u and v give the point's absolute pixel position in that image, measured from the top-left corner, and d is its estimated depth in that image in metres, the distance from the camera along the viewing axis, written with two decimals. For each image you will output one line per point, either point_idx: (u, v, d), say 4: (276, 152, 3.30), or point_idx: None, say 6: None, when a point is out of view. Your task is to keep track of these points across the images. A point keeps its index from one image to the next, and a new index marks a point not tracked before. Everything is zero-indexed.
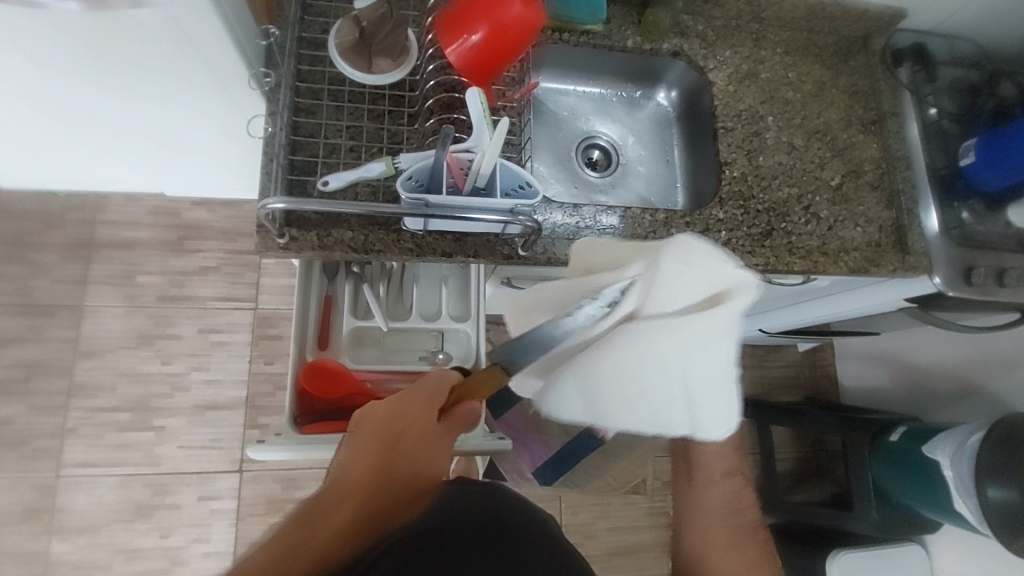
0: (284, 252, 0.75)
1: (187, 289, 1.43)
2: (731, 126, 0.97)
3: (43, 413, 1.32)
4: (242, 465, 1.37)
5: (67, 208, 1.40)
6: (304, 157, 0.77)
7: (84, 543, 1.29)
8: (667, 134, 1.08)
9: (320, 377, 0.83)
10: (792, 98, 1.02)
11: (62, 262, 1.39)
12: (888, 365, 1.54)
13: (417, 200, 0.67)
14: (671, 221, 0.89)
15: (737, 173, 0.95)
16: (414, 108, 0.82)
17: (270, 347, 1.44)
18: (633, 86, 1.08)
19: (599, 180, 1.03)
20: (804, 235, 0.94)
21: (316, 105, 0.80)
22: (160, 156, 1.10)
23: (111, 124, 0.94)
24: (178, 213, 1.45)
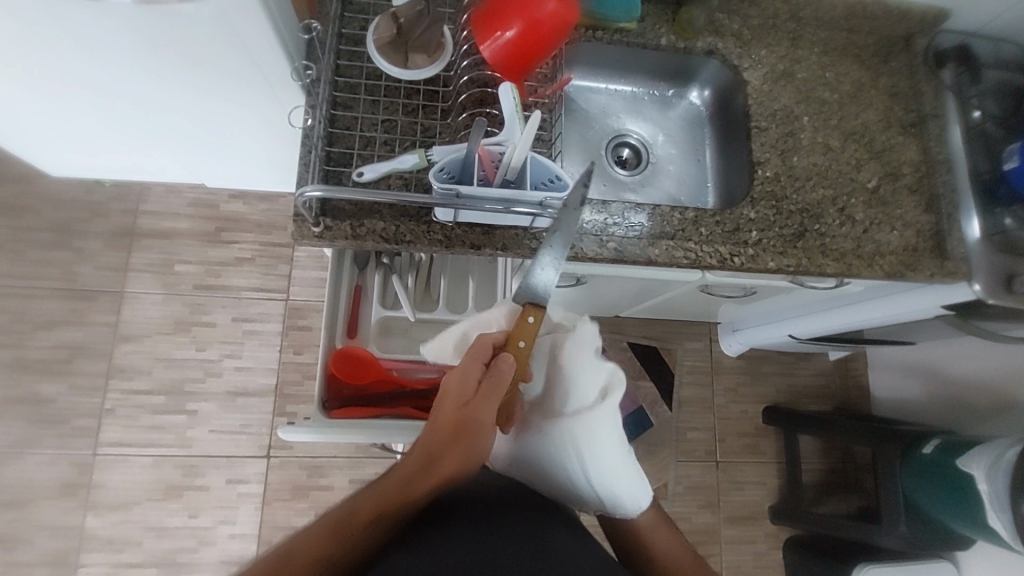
0: (319, 241, 0.77)
1: (222, 278, 1.48)
2: (766, 125, 0.96)
3: (85, 393, 1.38)
4: (270, 451, 1.41)
5: (111, 198, 1.47)
6: (340, 149, 0.79)
7: (118, 519, 1.34)
8: (699, 134, 1.08)
9: (349, 363, 0.85)
10: (829, 98, 1.00)
11: (105, 249, 1.45)
12: (923, 376, 1.49)
13: (449, 190, 0.68)
14: (701, 219, 0.89)
15: (770, 173, 0.94)
16: (448, 104, 0.83)
17: (300, 338, 1.47)
18: (666, 85, 1.07)
19: (629, 179, 1.03)
20: (838, 238, 0.92)
21: (353, 99, 0.82)
22: (200, 148, 1.14)
23: (157, 115, 0.99)
24: (216, 206, 1.50)
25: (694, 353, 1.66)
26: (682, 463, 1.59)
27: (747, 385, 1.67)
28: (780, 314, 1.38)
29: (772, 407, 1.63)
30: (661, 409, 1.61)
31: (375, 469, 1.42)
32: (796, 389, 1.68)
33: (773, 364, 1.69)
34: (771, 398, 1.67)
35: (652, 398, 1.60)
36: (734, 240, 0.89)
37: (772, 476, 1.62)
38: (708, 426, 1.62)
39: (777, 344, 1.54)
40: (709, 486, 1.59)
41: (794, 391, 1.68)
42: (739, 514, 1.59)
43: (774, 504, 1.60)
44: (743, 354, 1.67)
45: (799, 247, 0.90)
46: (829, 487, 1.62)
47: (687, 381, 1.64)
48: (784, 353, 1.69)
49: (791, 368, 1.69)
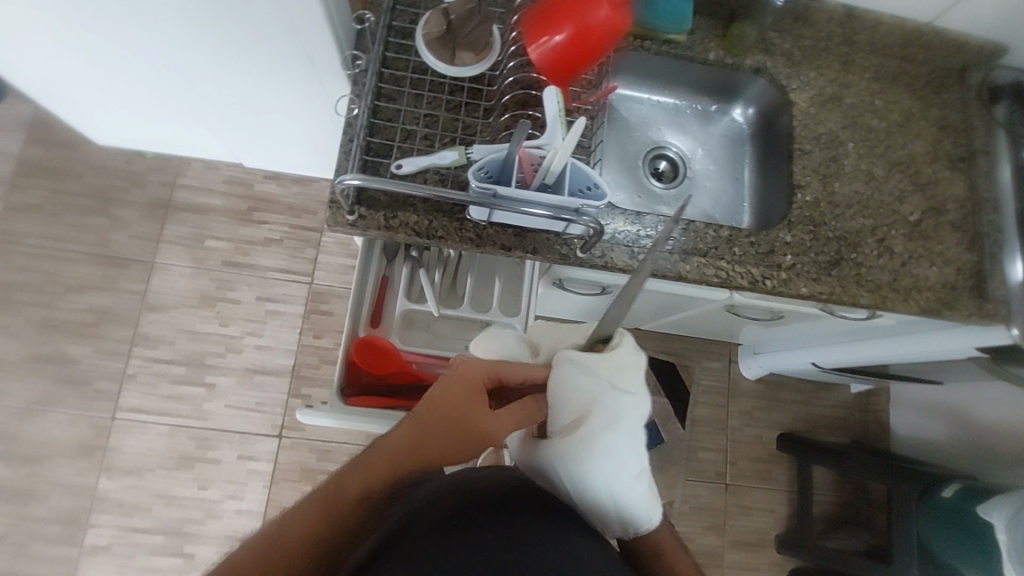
0: (352, 229, 0.77)
1: (250, 257, 1.50)
2: (809, 149, 0.94)
3: (110, 357, 1.42)
4: (282, 431, 1.43)
5: (150, 170, 1.51)
6: (380, 140, 0.80)
7: (129, 484, 1.37)
8: (738, 151, 1.06)
9: (369, 352, 0.85)
10: (876, 126, 0.98)
11: (141, 219, 1.49)
12: (946, 418, 1.45)
13: (486, 189, 0.68)
14: (735, 239, 0.88)
15: (810, 197, 0.92)
16: (491, 102, 0.83)
17: (320, 322, 1.49)
18: (709, 100, 1.06)
19: (664, 192, 1.02)
20: (874, 269, 0.90)
21: (397, 91, 0.82)
22: (241, 128, 1.16)
23: (203, 92, 1.00)
24: (250, 185, 1.53)
25: (712, 373, 1.64)
26: (690, 482, 1.57)
27: (764, 409, 1.64)
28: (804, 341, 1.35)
29: (787, 434, 1.60)
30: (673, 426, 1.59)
31: None
32: (813, 418, 1.65)
33: (792, 391, 1.66)
34: (787, 425, 1.64)
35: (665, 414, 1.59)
36: (767, 262, 0.87)
37: (781, 505, 1.59)
38: (720, 448, 1.60)
39: (798, 371, 1.52)
40: (716, 508, 1.56)
41: (811, 420, 1.65)
42: (744, 539, 1.56)
43: (781, 534, 1.57)
44: (762, 378, 1.64)
45: (833, 275, 0.88)
46: (839, 521, 1.58)
47: (702, 400, 1.62)
48: (804, 381, 1.66)
49: (810, 397, 1.66)
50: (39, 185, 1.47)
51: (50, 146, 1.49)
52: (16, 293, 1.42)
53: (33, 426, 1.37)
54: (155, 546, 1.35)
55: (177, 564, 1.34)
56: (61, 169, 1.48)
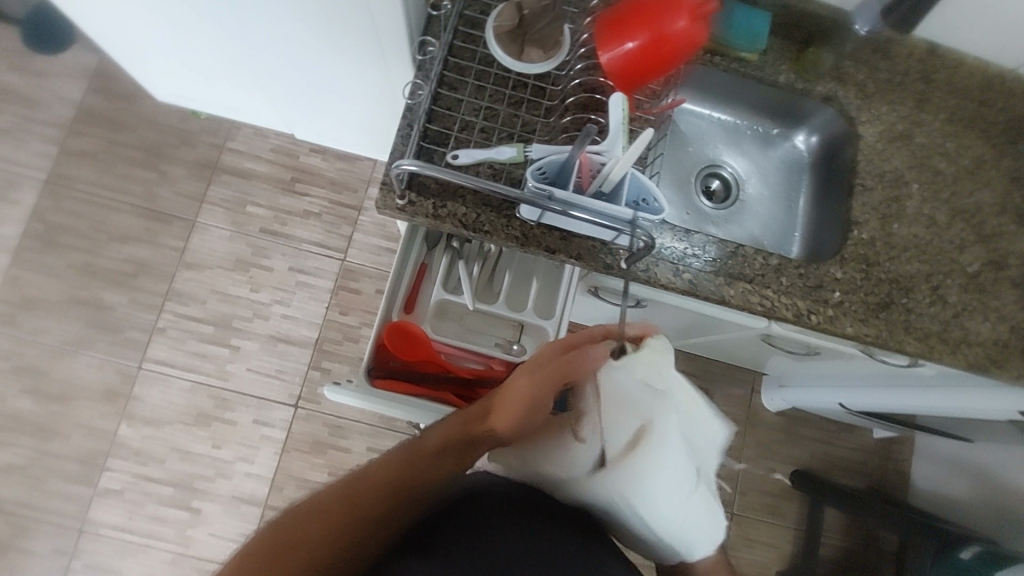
0: (399, 214, 0.77)
1: (288, 227, 1.52)
2: (871, 185, 0.91)
3: (143, 308, 1.45)
4: (299, 401, 1.45)
5: (202, 131, 1.53)
6: (438, 128, 0.80)
7: (147, 434, 1.40)
8: (795, 179, 1.03)
9: (401, 337, 0.85)
10: (944, 170, 0.95)
11: (187, 178, 1.52)
12: (971, 477, 1.40)
13: (541, 190, 0.68)
14: (783, 268, 0.85)
15: (866, 235, 0.89)
16: (553, 103, 0.82)
17: (348, 299, 1.50)
18: (772, 123, 1.03)
19: (714, 212, 1.00)
20: (925, 317, 0.87)
21: (460, 81, 0.82)
22: (297, 102, 1.17)
23: (266, 62, 1.01)
24: (296, 156, 1.54)
25: (732, 399, 1.61)
26: None
27: (780, 443, 1.61)
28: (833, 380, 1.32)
29: (801, 472, 1.56)
30: None
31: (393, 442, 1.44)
32: (830, 458, 1.61)
33: (812, 428, 1.62)
34: (802, 462, 1.60)
35: None
36: (815, 297, 0.85)
37: (787, 542, 1.56)
38: (730, 476, 1.57)
39: (823, 409, 1.48)
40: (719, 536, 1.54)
41: (828, 461, 1.61)
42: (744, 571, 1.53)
43: (782, 571, 1.54)
44: (783, 411, 1.61)
45: (881, 318, 0.85)
46: (844, 567, 1.54)
47: None
48: (826, 419, 1.62)
49: (831, 437, 1.62)
50: (95, 132, 1.51)
51: (110, 97, 1.53)
52: (62, 235, 1.46)
53: (63, 366, 1.41)
54: (164, 497, 1.38)
55: (183, 518, 1.37)
56: (117, 120, 1.52)
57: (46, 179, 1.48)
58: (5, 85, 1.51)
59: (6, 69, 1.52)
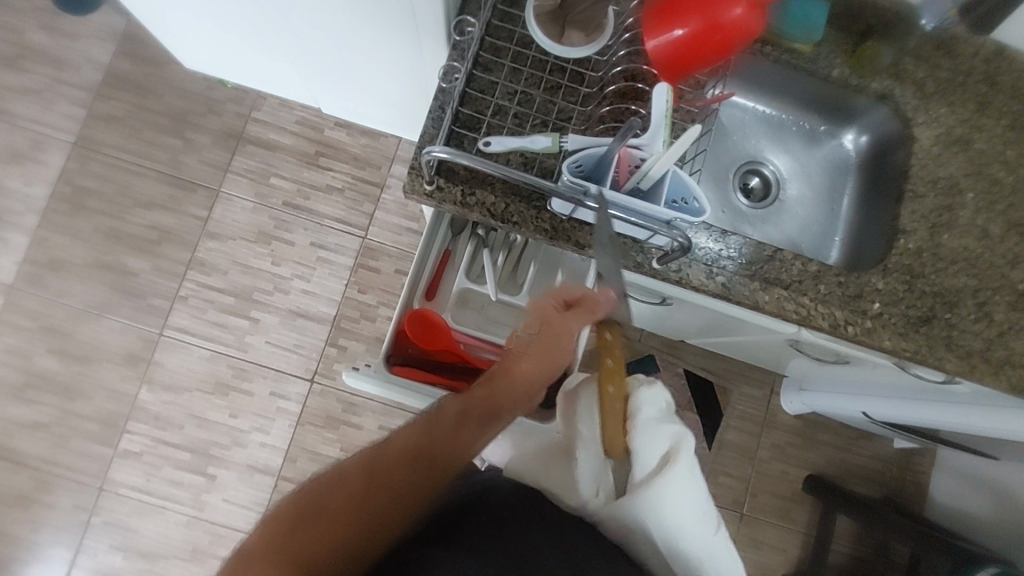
0: (427, 199, 0.75)
1: (310, 202, 1.50)
2: (922, 193, 0.87)
3: (165, 276, 1.46)
4: (315, 376, 1.46)
5: (228, 99, 1.52)
6: (470, 112, 0.77)
7: (167, 399, 1.42)
8: (839, 180, 0.98)
9: (421, 326, 0.84)
10: (1002, 179, 0.89)
11: (212, 146, 1.51)
12: (993, 495, 1.37)
13: (577, 185, 0.65)
14: (822, 276, 0.82)
15: (912, 245, 0.85)
16: (591, 90, 0.78)
17: (367, 277, 1.49)
18: (819, 120, 0.98)
19: (750, 210, 0.96)
20: (968, 334, 0.83)
21: (495, 62, 0.78)
22: (325, 76, 1.14)
23: (297, 35, 0.99)
24: (321, 130, 1.52)
25: (750, 400, 1.58)
26: None
27: (796, 447, 1.58)
28: (858, 387, 1.28)
29: (815, 477, 1.53)
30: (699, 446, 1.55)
31: (405, 422, 1.44)
32: (846, 466, 1.58)
33: (830, 434, 1.59)
34: (817, 467, 1.58)
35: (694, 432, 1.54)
36: (853, 307, 0.81)
37: (795, 546, 1.55)
38: (743, 476, 1.55)
39: (844, 416, 1.45)
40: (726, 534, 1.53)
41: (845, 468, 1.58)
42: (750, 571, 1.53)
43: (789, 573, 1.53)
44: (801, 415, 1.58)
45: (921, 333, 0.82)
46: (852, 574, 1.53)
47: (734, 425, 1.57)
48: (845, 425, 1.59)
49: (849, 443, 1.59)
50: (123, 97, 1.50)
51: (138, 61, 1.51)
52: (89, 199, 1.47)
53: (87, 329, 1.43)
54: (181, 462, 1.40)
55: (199, 483, 1.40)
56: (144, 85, 1.50)
57: (73, 142, 1.48)
58: (36, 44, 1.51)
59: (36, 28, 1.51)
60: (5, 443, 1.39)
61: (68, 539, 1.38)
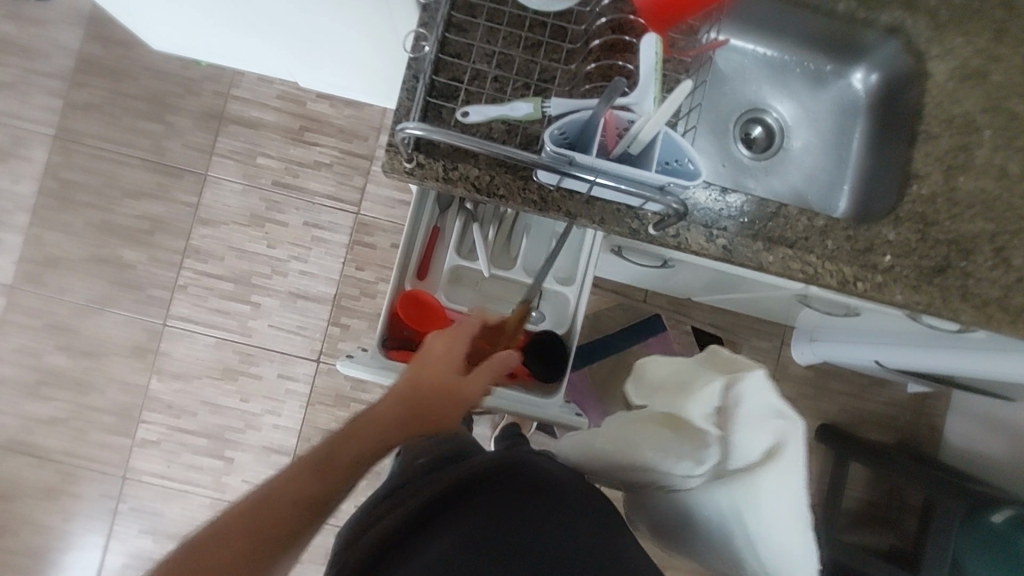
0: (408, 178, 0.72)
1: (299, 180, 1.46)
2: (937, 133, 0.81)
3: (162, 266, 1.45)
4: (320, 356, 1.46)
5: (205, 78, 1.46)
6: (446, 79, 0.72)
7: (178, 388, 1.44)
8: (849, 124, 0.92)
9: (415, 308, 0.83)
10: (1022, 113, 0.83)
11: (194, 129, 1.46)
12: (1009, 436, 1.35)
13: (561, 155, 0.60)
14: (830, 231, 0.78)
15: (926, 191, 0.80)
16: (574, 46, 0.73)
17: (364, 254, 1.47)
18: (825, 59, 0.91)
19: (752, 163, 0.91)
20: (984, 282, 0.79)
21: (470, 22, 0.73)
22: (298, 50, 1.08)
23: (263, 9, 0.93)
24: (303, 103, 1.47)
25: (760, 353, 1.56)
26: None
27: (808, 397, 1.57)
28: (869, 336, 1.25)
29: (827, 426, 1.53)
30: None
31: None
32: (859, 412, 1.57)
33: (842, 382, 1.57)
34: (829, 416, 1.57)
35: None
36: (863, 261, 0.77)
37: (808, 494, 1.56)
38: None
39: (856, 365, 1.42)
40: None
41: (857, 415, 1.57)
42: None
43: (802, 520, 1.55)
44: (812, 365, 1.56)
45: (935, 284, 0.78)
46: (865, 518, 1.54)
47: None
48: (857, 373, 1.57)
49: (861, 390, 1.57)
50: (98, 83, 1.45)
51: (108, 44, 1.45)
52: (77, 193, 1.44)
53: (91, 323, 1.43)
54: (198, 447, 1.43)
55: (217, 466, 1.43)
56: (118, 69, 1.45)
57: (54, 135, 1.45)
58: (2, 34, 1.45)
59: None
60: (26, 439, 1.42)
61: (99, 525, 1.43)
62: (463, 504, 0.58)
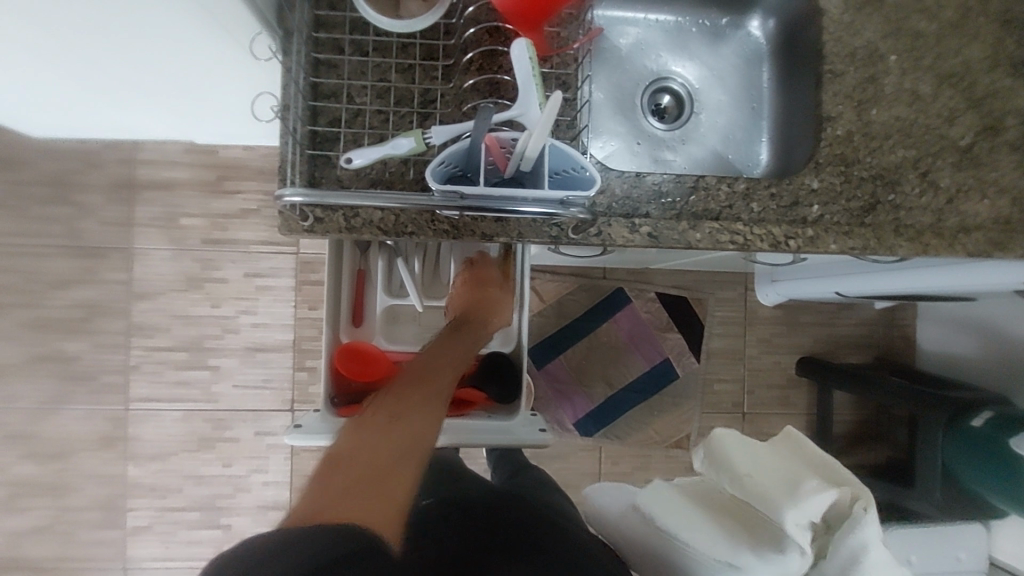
0: (310, 235, 0.68)
1: (229, 232, 1.41)
2: (842, 69, 0.79)
3: (110, 350, 1.40)
4: (293, 404, 1.43)
5: (104, 147, 1.38)
6: (325, 125, 0.68)
7: (157, 468, 1.40)
8: (756, 72, 0.89)
9: (354, 359, 0.81)
10: (924, 30, 0.81)
11: (107, 203, 1.39)
12: (977, 334, 1.38)
13: (451, 194, 0.57)
14: (752, 192, 0.76)
15: (841, 131, 0.78)
16: (451, 60, 0.69)
17: (313, 293, 1.43)
18: (719, 13, 0.89)
19: (667, 134, 0.89)
20: (915, 211, 0.78)
21: (337, 58, 0.69)
22: (184, 110, 1.02)
23: (128, 82, 0.87)
24: (214, 152, 1.40)
25: (727, 303, 1.56)
26: (708, 416, 1.55)
27: (782, 336, 1.58)
28: (826, 270, 1.25)
29: (806, 359, 1.55)
30: (688, 361, 1.54)
31: None
32: (834, 340, 1.59)
33: (812, 314, 1.59)
34: (807, 350, 1.59)
35: (680, 350, 1.54)
36: (791, 217, 0.76)
37: (800, 429, 1.59)
38: (737, 379, 1.56)
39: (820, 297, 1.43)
40: None
41: (833, 343, 1.59)
42: None
43: None
44: (780, 304, 1.56)
45: (867, 224, 0.77)
46: (858, 439, 1.58)
47: (717, 332, 1.56)
48: (825, 302, 1.59)
49: (832, 317, 1.59)
50: None
51: None
52: None
53: (50, 425, 1.38)
54: (192, 521, 1.41)
55: (217, 535, 1.41)
56: None
57: None
58: None
59: None
60: (16, 554, 1.38)
61: None
62: (466, 514, 0.75)
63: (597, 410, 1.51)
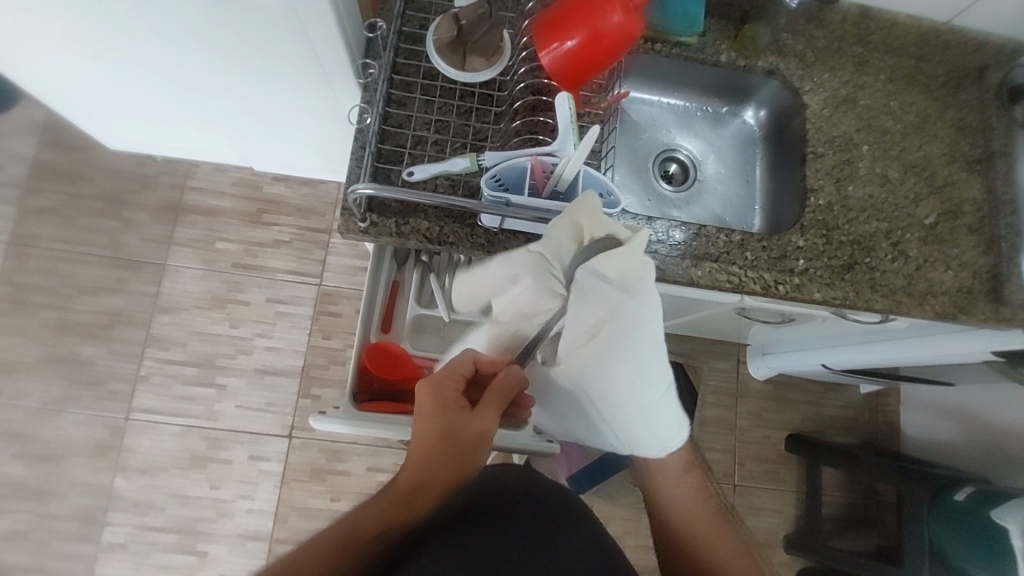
0: (364, 236, 0.77)
1: (259, 259, 1.50)
2: (822, 152, 0.94)
3: (123, 358, 1.44)
4: (292, 431, 1.44)
5: (161, 172, 1.52)
6: (391, 146, 0.80)
7: (144, 483, 1.38)
8: (750, 153, 1.06)
9: (380, 358, 0.88)
10: (891, 127, 0.97)
11: (151, 222, 1.50)
12: (957, 420, 1.44)
13: (498, 199, 0.71)
14: (747, 243, 0.87)
15: (823, 201, 0.92)
16: (501, 108, 0.83)
17: (329, 323, 1.49)
18: (720, 102, 1.06)
19: (674, 195, 1.02)
20: (889, 273, 0.89)
21: (407, 97, 0.82)
22: (252, 134, 1.16)
23: (215, 101, 1.01)
24: (259, 187, 1.53)
25: (720, 374, 1.63)
26: None
27: (772, 410, 1.63)
28: (812, 342, 1.34)
29: (795, 435, 1.59)
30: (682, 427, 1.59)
31: (392, 459, 1.43)
32: (822, 420, 1.64)
33: (802, 392, 1.65)
34: (797, 426, 1.63)
35: None
36: (780, 267, 0.87)
37: (790, 506, 1.59)
38: (729, 449, 1.60)
39: (808, 372, 1.51)
40: None
41: (822, 422, 1.64)
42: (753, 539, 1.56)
43: (789, 534, 1.57)
44: (770, 378, 1.64)
45: (847, 280, 0.87)
46: (847, 522, 1.58)
47: (711, 400, 1.62)
48: (814, 381, 1.66)
49: (821, 397, 1.65)
50: (52, 188, 1.49)
51: (64, 150, 1.50)
52: (33, 295, 1.44)
53: (49, 427, 1.39)
54: (168, 544, 1.36)
55: (190, 562, 1.36)
56: (73, 172, 1.50)
57: (8, 241, 1.46)
58: None
59: None
60: None
61: None
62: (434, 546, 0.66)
63: (592, 466, 1.36)
